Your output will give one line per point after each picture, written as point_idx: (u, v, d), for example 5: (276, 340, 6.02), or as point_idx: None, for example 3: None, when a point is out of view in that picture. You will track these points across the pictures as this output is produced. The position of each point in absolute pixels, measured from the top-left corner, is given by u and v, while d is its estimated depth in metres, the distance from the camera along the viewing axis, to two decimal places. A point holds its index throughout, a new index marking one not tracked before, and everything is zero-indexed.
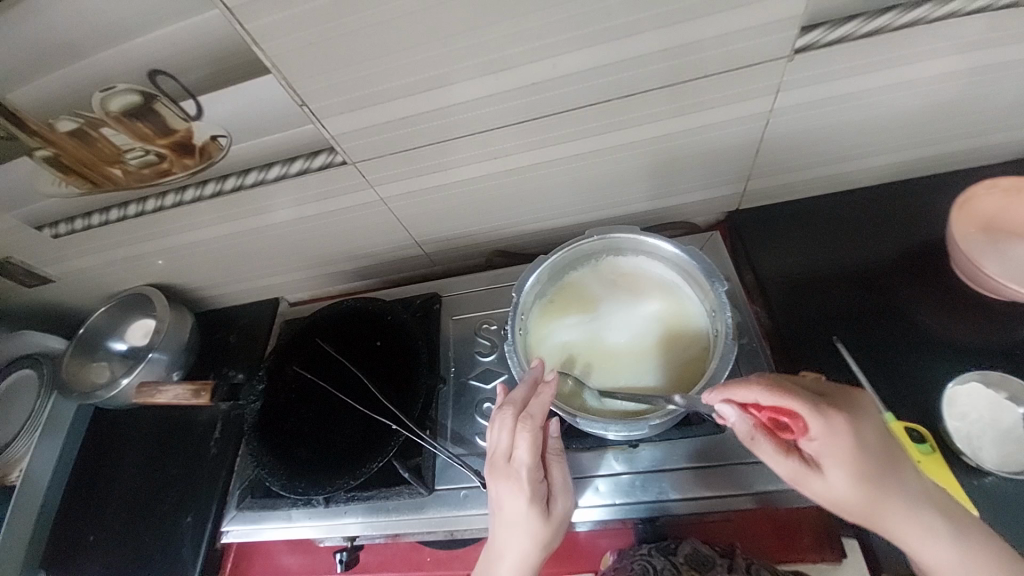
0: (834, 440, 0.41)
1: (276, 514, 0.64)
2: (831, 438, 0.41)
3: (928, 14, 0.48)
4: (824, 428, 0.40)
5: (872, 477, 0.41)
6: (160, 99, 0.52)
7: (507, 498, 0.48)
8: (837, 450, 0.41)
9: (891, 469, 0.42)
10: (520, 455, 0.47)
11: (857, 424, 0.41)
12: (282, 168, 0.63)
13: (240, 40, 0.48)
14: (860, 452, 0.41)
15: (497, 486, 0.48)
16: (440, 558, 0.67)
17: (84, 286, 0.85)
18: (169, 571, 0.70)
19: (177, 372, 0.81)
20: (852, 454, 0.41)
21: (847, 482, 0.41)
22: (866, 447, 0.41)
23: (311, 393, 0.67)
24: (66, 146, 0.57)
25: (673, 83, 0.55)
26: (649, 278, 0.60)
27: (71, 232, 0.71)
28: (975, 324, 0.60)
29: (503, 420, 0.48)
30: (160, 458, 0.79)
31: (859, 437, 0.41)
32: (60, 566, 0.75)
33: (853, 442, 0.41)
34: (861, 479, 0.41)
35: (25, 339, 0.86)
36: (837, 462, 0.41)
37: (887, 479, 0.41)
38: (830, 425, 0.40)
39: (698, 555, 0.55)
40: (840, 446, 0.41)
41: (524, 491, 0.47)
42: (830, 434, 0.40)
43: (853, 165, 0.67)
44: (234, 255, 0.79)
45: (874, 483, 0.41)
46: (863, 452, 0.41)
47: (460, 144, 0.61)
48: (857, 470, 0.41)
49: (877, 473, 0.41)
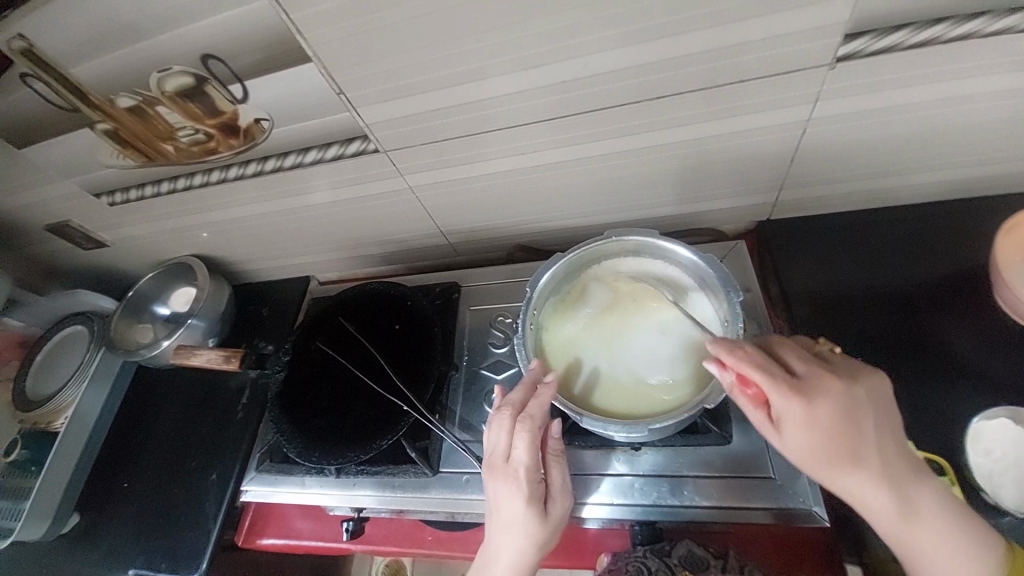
0: (791, 412, 0.43)
1: (291, 479, 0.68)
2: (784, 413, 0.43)
3: (982, 28, 0.46)
4: (781, 399, 0.43)
5: (828, 456, 0.42)
6: (212, 82, 0.56)
7: (503, 498, 0.49)
8: (794, 421, 0.43)
9: (858, 451, 0.42)
10: (518, 456, 0.49)
11: (819, 408, 0.42)
12: (319, 153, 0.65)
13: (285, 30, 0.51)
14: (819, 429, 0.42)
15: (494, 485, 0.50)
16: (442, 538, 0.69)
17: (134, 252, 0.91)
18: (193, 523, 0.75)
19: (212, 338, 0.87)
20: (810, 430, 0.42)
21: (803, 452, 0.43)
22: (827, 432, 0.42)
23: (330, 369, 0.70)
24: (126, 122, 0.62)
25: (706, 88, 0.54)
26: (665, 283, 0.60)
27: (126, 201, 0.77)
28: (1009, 356, 0.57)
29: (501, 420, 0.50)
30: (192, 417, 0.85)
31: (821, 415, 0.42)
32: (97, 507, 0.82)
33: (806, 424, 0.42)
34: (816, 456, 0.43)
35: (79, 297, 0.93)
36: (794, 432, 0.43)
37: (851, 461, 0.42)
38: (787, 399, 0.42)
39: (692, 557, 0.55)
40: (796, 419, 0.42)
41: (521, 492, 0.48)
42: (783, 409, 0.43)
43: (893, 182, 0.65)
44: (270, 232, 0.83)
45: (833, 459, 0.42)
46: (819, 432, 0.42)
47: (488, 138, 0.63)
48: (813, 442, 0.42)
49: (839, 452, 0.42)
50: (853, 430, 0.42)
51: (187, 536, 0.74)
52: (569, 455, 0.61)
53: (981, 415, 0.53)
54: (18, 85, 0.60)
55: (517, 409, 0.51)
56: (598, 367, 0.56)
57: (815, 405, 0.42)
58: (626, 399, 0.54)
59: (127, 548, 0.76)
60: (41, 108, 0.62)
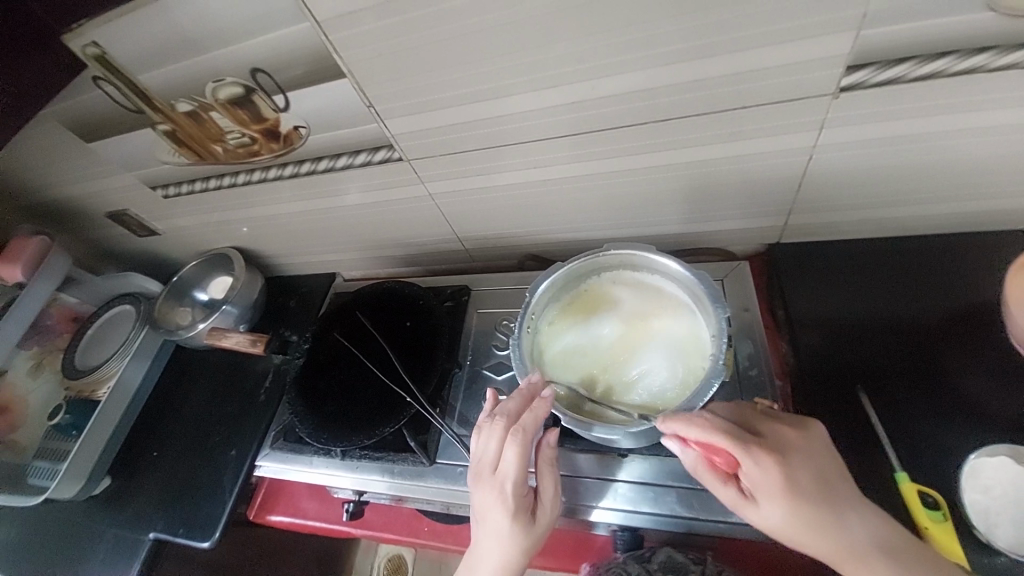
0: (763, 473, 0.44)
1: (300, 458, 0.72)
2: (760, 473, 0.44)
3: (988, 62, 0.46)
4: (750, 461, 0.44)
5: (808, 513, 0.43)
6: (258, 93, 0.62)
7: (488, 507, 0.51)
8: (769, 484, 0.44)
9: (827, 503, 0.43)
10: (506, 468, 0.51)
11: (787, 462, 0.44)
12: (348, 159, 0.71)
13: (323, 49, 0.56)
14: (791, 488, 0.43)
15: (480, 494, 0.52)
16: (438, 529, 0.73)
17: (181, 241, 1.00)
18: (211, 493, 0.81)
19: (243, 324, 0.94)
20: (784, 488, 0.43)
21: (784, 515, 0.43)
22: (800, 485, 0.43)
23: (343, 358, 0.74)
24: (182, 124, 0.69)
25: (711, 113, 0.56)
26: (660, 297, 0.62)
27: (177, 194, 0.85)
28: (1011, 393, 0.56)
29: (493, 431, 0.52)
30: (221, 396, 0.92)
31: (788, 470, 0.44)
32: (128, 472, 0.89)
33: (782, 481, 0.43)
34: (797, 515, 0.43)
35: (130, 280, 1.02)
36: (769, 495, 0.44)
37: (829, 516, 0.43)
38: (757, 459, 0.44)
39: (672, 562, 0.56)
40: (769, 481, 0.44)
41: (505, 503, 0.51)
42: (759, 470, 0.44)
43: (903, 211, 0.65)
44: (301, 229, 0.90)
45: (809, 518, 0.43)
46: (794, 487, 0.43)
47: (504, 152, 0.66)
48: (790, 503, 0.43)
49: (812, 507, 0.43)
50: (817, 482, 0.44)
51: (205, 505, 0.80)
52: (562, 456, 0.63)
53: (978, 452, 0.53)
54: (89, 87, 0.67)
55: (511, 420, 0.52)
56: (596, 373, 0.59)
57: (783, 463, 0.44)
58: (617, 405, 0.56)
59: (152, 512, 0.83)
60: (110, 109, 0.69)
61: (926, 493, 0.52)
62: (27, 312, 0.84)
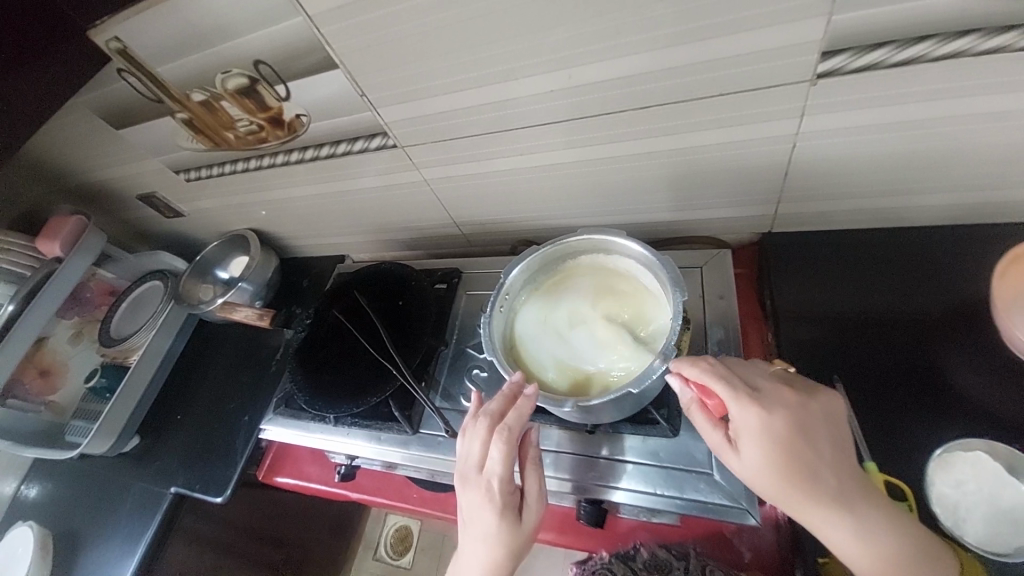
0: (745, 418, 0.47)
1: (299, 423, 0.78)
2: (742, 420, 0.47)
3: (972, 46, 0.45)
4: (737, 406, 0.47)
5: (785, 466, 0.45)
6: (261, 83, 0.67)
7: (476, 508, 0.52)
8: (749, 430, 0.46)
9: (807, 463, 0.45)
10: (492, 466, 0.52)
11: (773, 416, 0.46)
12: (347, 146, 0.75)
13: (316, 41, 0.60)
14: (772, 439, 0.45)
15: (468, 495, 0.53)
16: (425, 497, 0.79)
17: (204, 222, 1.07)
18: (225, 454, 0.89)
19: (258, 300, 1.00)
20: (764, 439, 0.46)
21: (757, 461, 0.46)
22: (778, 441, 0.45)
23: (340, 333, 0.79)
24: (197, 112, 0.74)
25: (685, 100, 0.56)
26: (625, 277, 0.64)
27: (199, 178, 0.91)
28: (988, 392, 0.56)
29: (478, 429, 0.54)
30: (239, 367, 1.00)
31: (774, 425, 0.46)
32: (155, 432, 0.99)
33: (761, 430, 0.46)
34: (768, 462, 0.45)
35: (158, 258, 1.10)
36: (749, 442, 0.46)
37: (805, 474, 0.45)
38: (742, 407, 0.47)
39: (655, 560, 0.66)
40: (751, 428, 0.46)
41: (493, 502, 0.51)
42: (743, 416, 0.47)
43: (894, 202, 0.63)
44: (311, 212, 0.95)
45: (785, 473, 0.45)
46: (773, 440, 0.45)
47: (491, 140, 0.69)
48: (763, 450, 0.46)
49: (788, 459, 0.45)
50: (801, 442, 0.45)
51: (220, 465, 0.88)
52: (539, 433, 0.67)
53: (949, 444, 0.53)
54: (115, 78, 0.73)
55: (495, 419, 0.54)
56: (580, 353, 0.61)
57: (767, 416, 0.46)
58: (582, 379, 0.59)
59: (174, 469, 0.91)
60: (133, 98, 0.75)
61: (892, 481, 0.54)
62: (67, 282, 0.92)
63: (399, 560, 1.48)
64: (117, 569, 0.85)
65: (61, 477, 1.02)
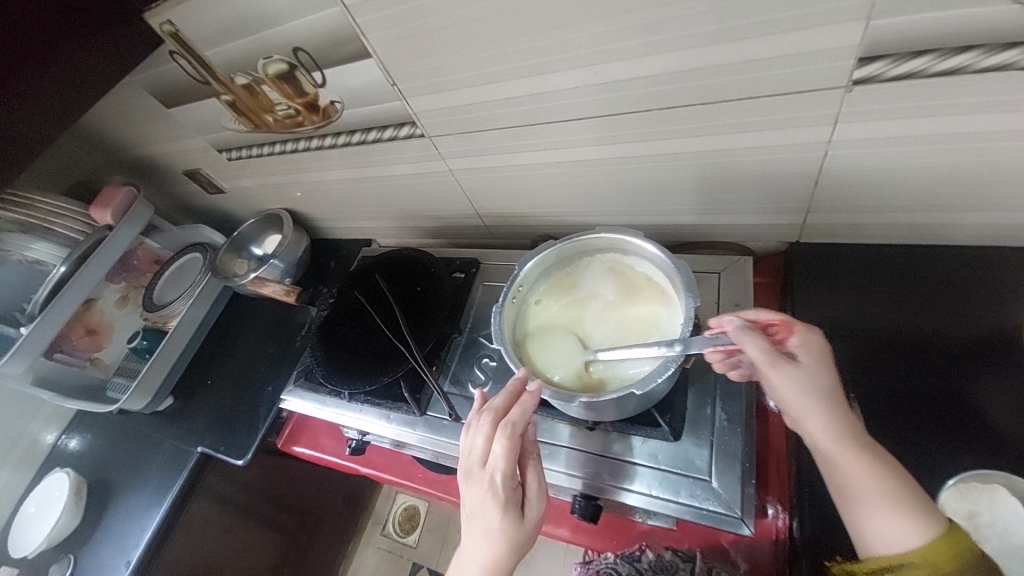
0: (809, 337, 0.51)
1: (315, 395, 0.82)
2: (808, 337, 0.51)
3: (1021, 58, 0.42)
4: (802, 328, 0.51)
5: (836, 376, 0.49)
6: (299, 69, 0.69)
7: (478, 505, 0.52)
8: (814, 346, 0.50)
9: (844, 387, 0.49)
10: (494, 461, 0.52)
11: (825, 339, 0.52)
12: (377, 133, 0.77)
13: (351, 31, 0.62)
14: (827, 355, 0.50)
15: (471, 492, 0.53)
16: (429, 477, 0.82)
17: (243, 199, 1.12)
18: (250, 422, 0.94)
19: (288, 278, 1.05)
20: (823, 357, 0.50)
21: (818, 370, 0.48)
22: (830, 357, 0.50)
23: (359, 312, 0.83)
24: (240, 95, 0.78)
25: (713, 101, 0.55)
26: (639, 277, 0.65)
27: (239, 157, 0.96)
28: (1013, 425, 0.54)
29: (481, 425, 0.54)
30: (268, 339, 1.06)
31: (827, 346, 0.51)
32: (186, 394, 1.05)
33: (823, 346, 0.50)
34: (828, 371, 0.49)
35: (199, 233, 1.18)
36: (809, 357, 0.49)
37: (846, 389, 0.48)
38: (806, 327, 0.52)
39: (661, 562, 0.65)
40: (815, 343, 0.50)
41: (496, 498, 0.51)
42: (808, 333, 0.51)
43: (939, 218, 0.60)
44: (341, 195, 0.98)
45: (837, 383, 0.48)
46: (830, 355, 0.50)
47: (516, 134, 0.69)
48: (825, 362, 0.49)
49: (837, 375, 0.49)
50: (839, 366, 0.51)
51: (243, 431, 0.94)
52: (543, 426, 0.68)
53: (963, 474, 0.52)
54: (167, 60, 0.77)
55: (498, 415, 0.55)
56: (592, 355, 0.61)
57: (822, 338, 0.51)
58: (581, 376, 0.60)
59: (201, 430, 0.98)
60: (183, 80, 0.80)
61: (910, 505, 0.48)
62: (116, 247, 0.99)
63: (405, 538, 1.53)
64: (145, 517, 0.93)
65: (100, 429, 1.10)
